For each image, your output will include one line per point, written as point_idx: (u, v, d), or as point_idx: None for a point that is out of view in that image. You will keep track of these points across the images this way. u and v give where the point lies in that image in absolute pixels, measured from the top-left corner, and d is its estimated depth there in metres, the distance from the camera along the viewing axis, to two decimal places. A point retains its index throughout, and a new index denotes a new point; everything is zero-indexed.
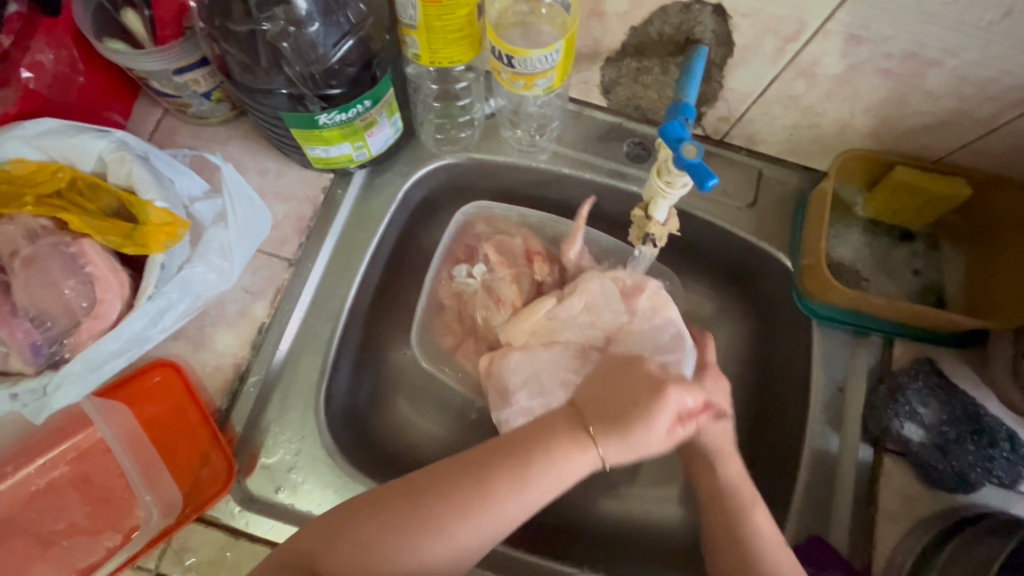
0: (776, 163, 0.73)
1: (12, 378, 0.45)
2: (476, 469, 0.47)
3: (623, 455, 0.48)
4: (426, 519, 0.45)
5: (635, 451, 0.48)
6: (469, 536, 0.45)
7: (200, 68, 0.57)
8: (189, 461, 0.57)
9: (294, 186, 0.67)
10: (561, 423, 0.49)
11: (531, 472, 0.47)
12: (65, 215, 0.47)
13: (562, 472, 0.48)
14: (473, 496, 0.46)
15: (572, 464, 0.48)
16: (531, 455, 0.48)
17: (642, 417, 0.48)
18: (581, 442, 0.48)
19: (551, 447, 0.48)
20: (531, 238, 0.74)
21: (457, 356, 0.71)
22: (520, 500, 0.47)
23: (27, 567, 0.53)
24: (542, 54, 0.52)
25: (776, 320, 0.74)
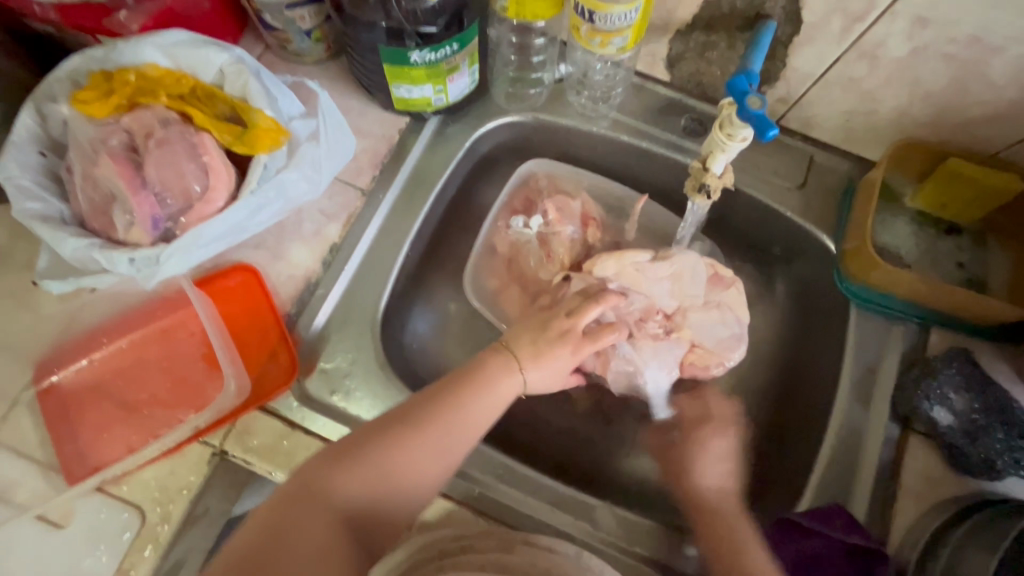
0: (828, 150, 0.76)
1: (129, 246, 0.51)
2: (444, 394, 0.58)
3: (539, 377, 0.63)
4: (418, 426, 0.55)
5: (546, 374, 0.63)
6: (453, 443, 0.56)
7: (308, 5, 0.64)
8: (257, 356, 0.63)
9: (372, 125, 0.72)
10: (485, 360, 0.61)
11: (471, 393, 0.59)
12: (189, 111, 0.53)
13: (498, 396, 0.60)
14: (451, 413, 0.57)
15: (504, 386, 0.60)
16: (477, 384, 0.59)
17: (557, 353, 0.62)
18: (504, 371, 0.61)
19: (485, 374, 0.60)
20: (587, 203, 0.76)
21: (500, 301, 0.76)
22: (476, 416, 0.58)
23: (112, 427, 0.59)
24: (623, 11, 0.56)
25: (811, 303, 0.77)
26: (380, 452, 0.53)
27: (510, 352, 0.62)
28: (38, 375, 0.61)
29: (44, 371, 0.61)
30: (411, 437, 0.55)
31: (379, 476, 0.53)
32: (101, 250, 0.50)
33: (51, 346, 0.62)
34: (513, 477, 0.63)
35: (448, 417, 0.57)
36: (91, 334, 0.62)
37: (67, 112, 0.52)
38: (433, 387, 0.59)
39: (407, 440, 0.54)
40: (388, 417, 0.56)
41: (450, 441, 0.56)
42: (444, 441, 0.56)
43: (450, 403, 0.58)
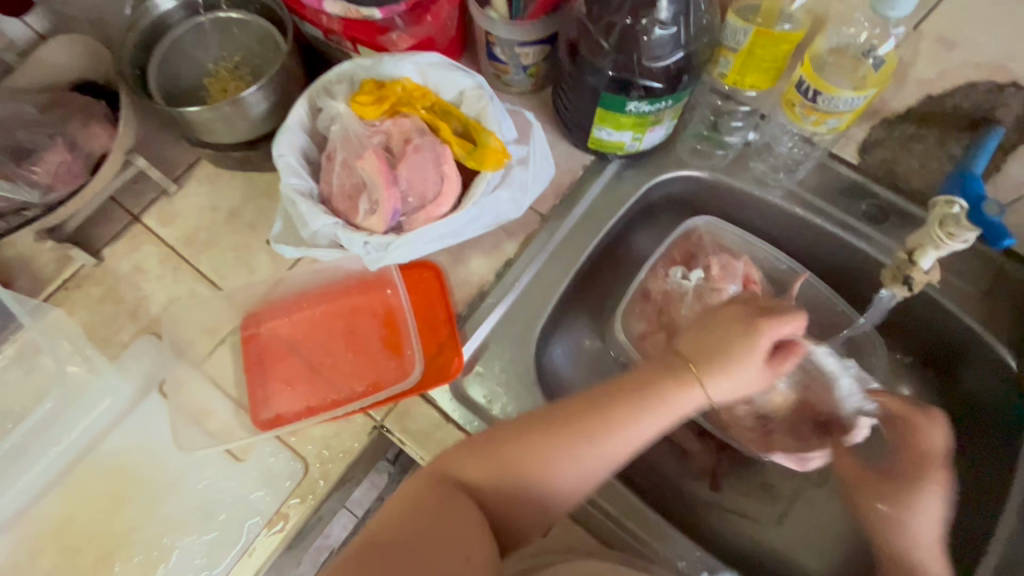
0: (1022, 263, 0.72)
1: (366, 231, 0.58)
2: (606, 401, 0.52)
3: (729, 391, 0.52)
4: (573, 439, 0.51)
5: (736, 385, 0.52)
6: (601, 460, 0.51)
7: (538, 45, 0.71)
8: (427, 347, 0.68)
9: (560, 158, 0.78)
10: (664, 372, 0.52)
11: (643, 406, 0.52)
12: (434, 124, 0.61)
13: (675, 409, 0.52)
14: (611, 428, 0.51)
15: (684, 399, 0.52)
16: (653, 398, 0.52)
17: (742, 352, 0.51)
18: (689, 387, 0.52)
19: (662, 388, 0.52)
20: (750, 266, 0.78)
21: (643, 343, 0.77)
22: (635, 433, 0.52)
23: (296, 383, 0.66)
24: (851, 96, 0.58)
25: (973, 417, 0.73)
26: (532, 455, 0.51)
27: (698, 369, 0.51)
28: (246, 322, 0.69)
29: (251, 320, 0.69)
30: (563, 443, 0.51)
31: (514, 470, 0.51)
32: (344, 231, 0.57)
33: (259, 300, 0.70)
34: (638, 514, 0.63)
35: (602, 430, 0.51)
36: (294, 297, 0.70)
37: (340, 108, 0.61)
38: (602, 388, 0.53)
39: (557, 449, 0.51)
40: (543, 417, 0.52)
41: (600, 454, 0.51)
42: (587, 456, 0.51)
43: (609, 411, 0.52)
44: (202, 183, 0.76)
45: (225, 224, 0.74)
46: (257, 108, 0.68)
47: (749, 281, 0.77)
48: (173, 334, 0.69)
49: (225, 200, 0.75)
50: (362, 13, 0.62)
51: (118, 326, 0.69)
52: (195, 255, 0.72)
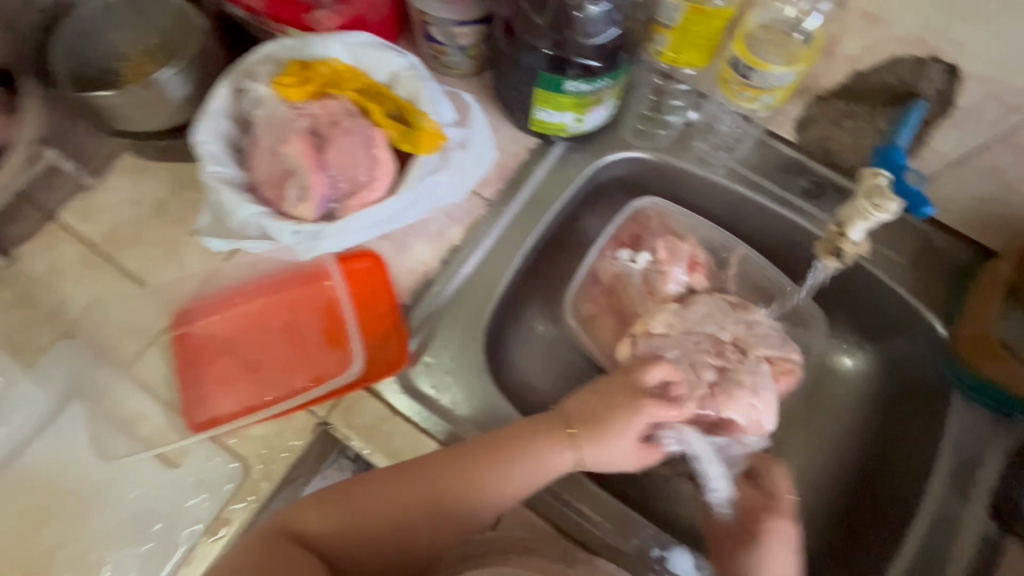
0: (946, 233, 0.75)
1: (295, 219, 0.55)
2: (489, 457, 0.57)
3: (600, 457, 0.60)
4: (466, 474, 0.57)
5: (608, 452, 0.60)
6: (481, 504, 0.58)
7: (475, 25, 0.69)
8: (372, 338, 0.66)
9: (504, 141, 0.76)
10: (544, 422, 0.60)
11: (517, 463, 0.57)
12: (366, 105, 0.58)
13: (546, 468, 0.58)
14: (492, 470, 0.57)
15: (555, 461, 0.59)
16: (532, 457, 0.58)
17: (617, 428, 0.60)
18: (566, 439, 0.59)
19: (534, 441, 0.59)
20: (697, 247, 0.78)
21: (592, 326, 0.77)
22: (507, 486, 0.57)
23: (233, 382, 0.64)
24: (781, 72, 0.59)
25: (908, 383, 0.76)
26: (435, 480, 0.57)
27: (573, 426, 0.60)
28: (176, 320, 0.66)
29: (182, 318, 0.66)
30: (449, 477, 0.57)
31: (414, 494, 0.57)
32: (270, 220, 0.55)
33: (189, 297, 0.66)
34: (587, 495, 0.63)
35: (490, 467, 0.57)
36: (228, 293, 0.67)
37: (262, 91, 0.58)
38: (489, 438, 0.59)
39: (451, 476, 0.57)
40: (438, 455, 0.58)
41: (481, 499, 0.57)
42: (477, 489, 0.57)
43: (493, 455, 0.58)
44: (122, 175, 0.71)
45: (149, 217, 0.69)
46: (176, 92, 0.63)
47: (695, 263, 0.77)
48: (98, 337, 0.65)
49: (148, 193, 0.70)
50: None
51: (36, 332, 0.65)
52: (118, 253, 0.68)
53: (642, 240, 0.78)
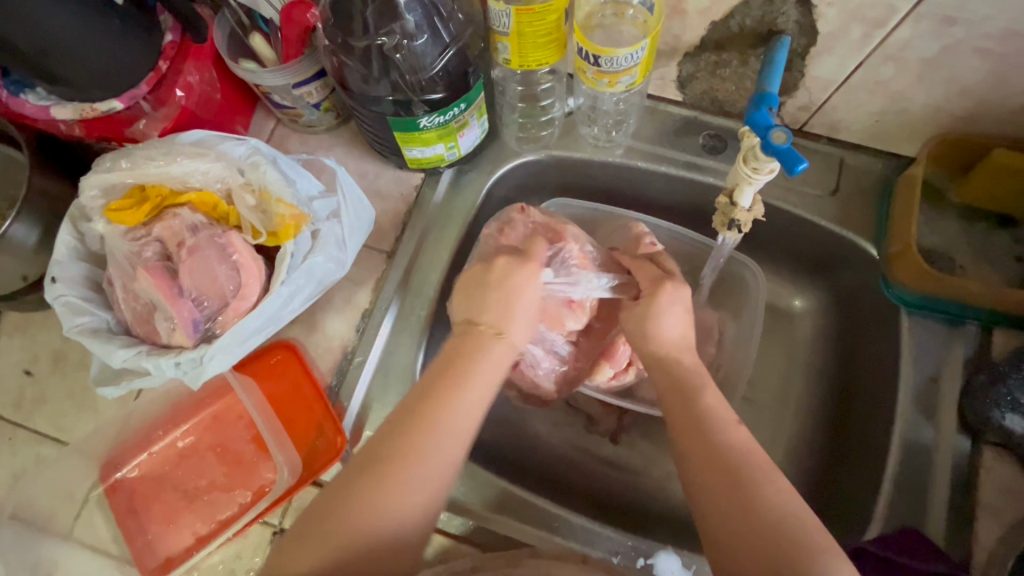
0: (859, 151, 0.72)
1: (175, 350, 0.52)
2: (397, 425, 0.47)
3: (193, 271, 0.53)
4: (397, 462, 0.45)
5: (200, 276, 0.53)
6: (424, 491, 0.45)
7: (314, 81, 0.64)
8: (306, 430, 0.63)
9: (390, 185, 0.72)
10: (460, 346, 0.52)
11: (456, 376, 0.50)
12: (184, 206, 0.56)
13: (480, 388, 0.50)
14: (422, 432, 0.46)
15: (489, 360, 0.51)
16: (433, 400, 0.48)
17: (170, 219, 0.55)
18: (491, 342, 0.52)
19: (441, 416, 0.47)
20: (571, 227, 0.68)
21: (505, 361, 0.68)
22: (464, 423, 0.48)
23: (178, 517, 0.61)
24: (629, 52, 0.55)
25: (859, 311, 0.73)
26: (365, 490, 0.44)
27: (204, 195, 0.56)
28: (105, 472, 0.63)
29: (107, 469, 0.63)
30: (385, 467, 0.45)
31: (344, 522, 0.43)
32: (148, 357, 0.52)
33: (113, 443, 0.64)
34: (557, 523, 0.63)
35: (441, 411, 0.47)
36: (149, 427, 0.64)
37: (102, 228, 0.54)
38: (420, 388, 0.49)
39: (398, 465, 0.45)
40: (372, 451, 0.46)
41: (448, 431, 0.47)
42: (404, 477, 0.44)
43: (433, 405, 0.48)
44: (13, 334, 0.68)
45: (53, 371, 0.66)
46: (26, 241, 0.60)
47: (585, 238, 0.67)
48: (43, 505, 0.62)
49: (44, 345, 0.67)
50: (99, 109, 0.58)
51: None
52: (28, 418, 0.65)
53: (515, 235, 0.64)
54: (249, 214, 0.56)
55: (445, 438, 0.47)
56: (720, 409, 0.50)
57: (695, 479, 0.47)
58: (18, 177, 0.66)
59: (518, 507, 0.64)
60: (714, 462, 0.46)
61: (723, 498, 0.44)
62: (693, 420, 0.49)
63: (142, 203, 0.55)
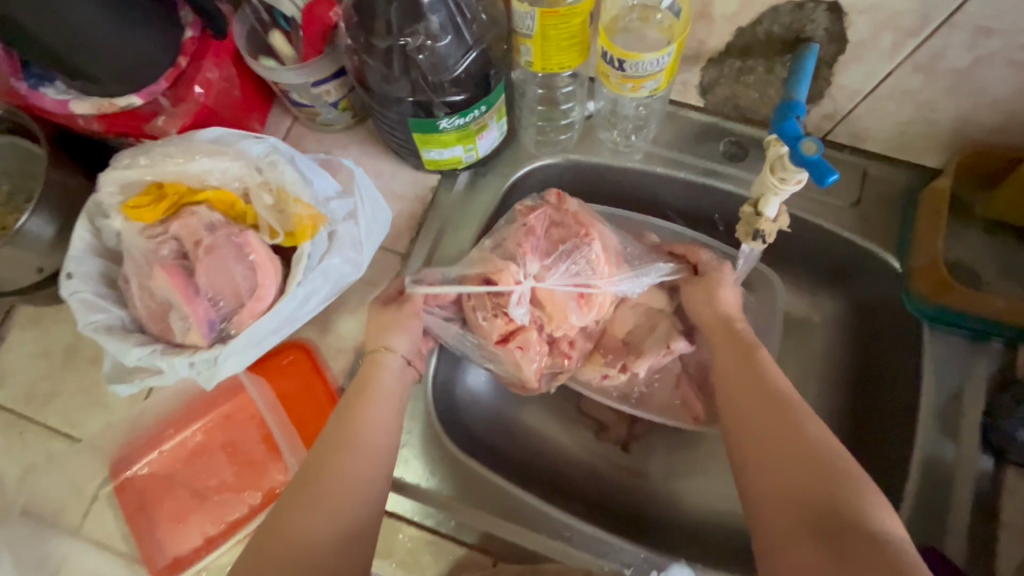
0: (883, 161, 0.71)
1: (189, 350, 0.52)
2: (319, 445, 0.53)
3: (209, 270, 0.53)
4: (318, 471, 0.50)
5: (217, 274, 0.53)
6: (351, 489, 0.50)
7: (333, 80, 0.63)
8: (317, 432, 0.62)
9: (405, 186, 0.71)
10: (363, 371, 0.59)
11: (367, 391, 0.56)
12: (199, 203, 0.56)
13: (383, 399, 0.56)
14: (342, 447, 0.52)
15: (387, 374, 0.58)
16: (343, 434, 0.53)
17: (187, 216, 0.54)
18: (385, 358, 0.59)
19: (348, 422, 0.54)
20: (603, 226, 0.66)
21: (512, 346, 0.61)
22: (373, 422, 0.54)
23: (187, 517, 0.61)
24: (655, 57, 0.54)
25: (879, 324, 0.72)
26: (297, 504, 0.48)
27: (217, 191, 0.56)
28: (115, 469, 0.63)
29: (119, 467, 0.63)
30: (309, 481, 0.50)
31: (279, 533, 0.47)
32: (162, 356, 0.51)
33: (124, 440, 0.64)
34: (568, 532, 0.62)
35: (350, 423, 0.54)
36: (159, 426, 0.64)
37: (119, 224, 0.55)
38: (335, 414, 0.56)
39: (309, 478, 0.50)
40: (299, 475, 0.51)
41: (360, 434, 0.53)
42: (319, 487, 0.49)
43: (346, 433, 0.53)
44: (26, 327, 0.67)
45: (65, 365, 0.66)
46: (43, 235, 0.60)
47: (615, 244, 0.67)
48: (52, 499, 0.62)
49: (57, 340, 0.67)
50: (118, 104, 0.58)
51: None
52: (40, 413, 0.65)
53: (542, 221, 0.63)
54: (267, 214, 0.56)
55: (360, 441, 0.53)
56: (772, 364, 0.55)
57: (735, 405, 0.54)
58: (36, 170, 0.66)
59: (528, 516, 0.63)
60: (752, 391, 0.53)
61: (759, 417, 0.51)
62: (754, 382, 0.53)
63: (158, 201, 0.55)
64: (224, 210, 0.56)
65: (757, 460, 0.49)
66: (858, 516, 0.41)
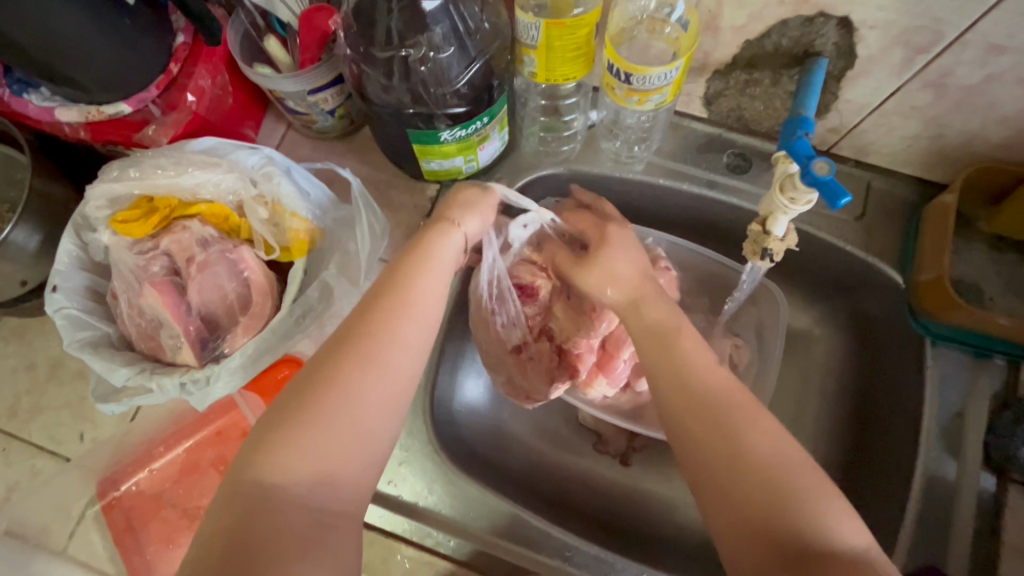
0: (887, 175, 0.70)
1: (180, 370, 0.50)
2: (365, 316, 0.45)
3: (201, 290, 0.51)
4: (364, 344, 0.43)
5: (209, 295, 0.51)
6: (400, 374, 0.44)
7: (331, 87, 0.62)
8: None
9: (404, 196, 0.70)
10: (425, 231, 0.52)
11: (423, 260, 0.49)
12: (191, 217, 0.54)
13: (443, 267, 0.50)
14: (389, 318, 0.45)
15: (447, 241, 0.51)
16: (396, 299, 0.46)
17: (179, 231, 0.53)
18: (447, 229, 0.52)
19: (403, 286, 0.47)
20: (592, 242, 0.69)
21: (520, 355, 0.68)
22: (429, 292, 0.48)
23: (179, 537, 0.59)
24: (662, 71, 0.53)
25: (881, 339, 0.72)
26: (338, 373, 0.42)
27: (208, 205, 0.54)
28: (103, 489, 0.61)
29: (107, 486, 0.61)
30: (349, 353, 0.43)
31: (315, 412, 0.40)
32: (153, 377, 0.49)
33: (112, 457, 0.62)
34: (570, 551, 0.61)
35: (402, 294, 0.46)
36: (149, 443, 0.62)
37: (107, 239, 0.53)
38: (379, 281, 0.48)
39: (352, 355, 0.43)
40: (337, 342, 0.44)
41: (416, 307, 0.46)
42: (366, 355, 0.43)
43: (395, 303, 0.46)
44: (10, 339, 0.65)
45: (50, 379, 0.64)
46: (27, 247, 0.57)
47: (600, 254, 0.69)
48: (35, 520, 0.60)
49: (41, 353, 0.65)
50: (107, 112, 0.56)
51: None
52: (24, 428, 0.63)
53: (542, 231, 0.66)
54: (261, 228, 0.54)
55: (413, 318, 0.46)
56: (697, 353, 0.48)
57: (671, 415, 0.46)
58: (19, 177, 0.63)
59: (529, 536, 0.61)
60: (690, 403, 0.45)
61: (701, 425, 0.43)
62: (671, 367, 0.47)
63: (147, 216, 0.53)
64: (217, 224, 0.55)
65: (703, 474, 0.42)
66: (814, 525, 0.38)
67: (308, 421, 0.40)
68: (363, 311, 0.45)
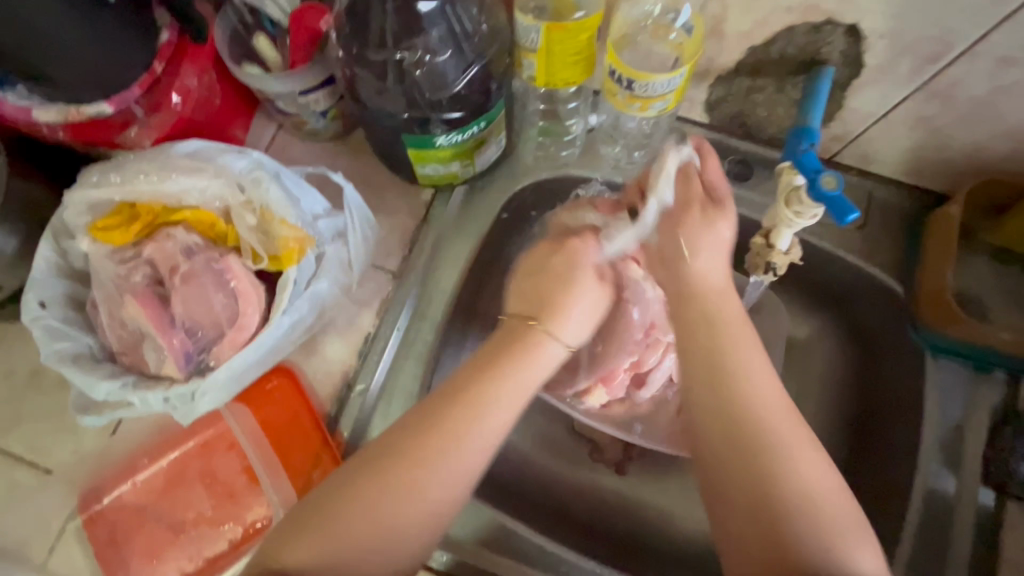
0: (891, 185, 0.69)
1: (164, 383, 0.48)
2: (424, 430, 0.45)
3: (187, 299, 0.49)
4: (412, 458, 0.45)
5: (194, 303, 0.49)
6: (448, 489, 0.45)
7: (322, 90, 0.59)
8: (303, 463, 0.59)
9: (397, 201, 0.68)
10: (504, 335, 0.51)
11: (496, 374, 0.48)
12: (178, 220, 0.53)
13: (529, 377, 0.49)
14: (442, 438, 0.45)
15: (541, 354, 0.50)
16: (462, 419, 0.46)
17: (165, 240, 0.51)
18: (539, 337, 0.50)
19: (463, 401, 0.47)
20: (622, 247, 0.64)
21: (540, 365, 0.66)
22: (497, 415, 0.47)
23: (163, 552, 0.58)
24: (666, 78, 0.51)
25: (880, 350, 0.71)
26: (380, 481, 0.44)
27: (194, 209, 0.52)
28: (85, 501, 0.59)
29: (88, 499, 0.59)
30: (393, 464, 0.44)
31: (350, 508, 0.43)
32: (135, 391, 0.47)
33: (94, 468, 0.60)
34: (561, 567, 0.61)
35: (467, 413, 0.46)
36: (132, 455, 0.60)
37: (87, 246, 0.51)
38: (440, 391, 0.48)
39: (400, 467, 0.44)
40: (385, 444, 0.45)
41: (482, 427, 0.46)
42: (416, 473, 0.44)
43: (461, 425, 0.46)
44: None
45: (29, 387, 0.62)
46: (3, 251, 0.55)
47: None
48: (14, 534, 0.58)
49: (21, 360, 0.62)
50: (87, 112, 0.53)
51: None
52: (2, 438, 0.60)
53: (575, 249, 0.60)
54: (250, 236, 0.52)
55: (475, 433, 0.46)
56: (727, 306, 0.48)
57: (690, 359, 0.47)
58: None
59: (519, 548, 0.61)
60: (706, 337, 0.47)
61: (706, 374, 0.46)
62: (702, 316, 0.48)
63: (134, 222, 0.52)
64: (204, 230, 0.53)
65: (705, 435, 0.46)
66: (797, 483, 0.42)
67: (349, 525, 0.43)
68: (423, 416, 0.46)
